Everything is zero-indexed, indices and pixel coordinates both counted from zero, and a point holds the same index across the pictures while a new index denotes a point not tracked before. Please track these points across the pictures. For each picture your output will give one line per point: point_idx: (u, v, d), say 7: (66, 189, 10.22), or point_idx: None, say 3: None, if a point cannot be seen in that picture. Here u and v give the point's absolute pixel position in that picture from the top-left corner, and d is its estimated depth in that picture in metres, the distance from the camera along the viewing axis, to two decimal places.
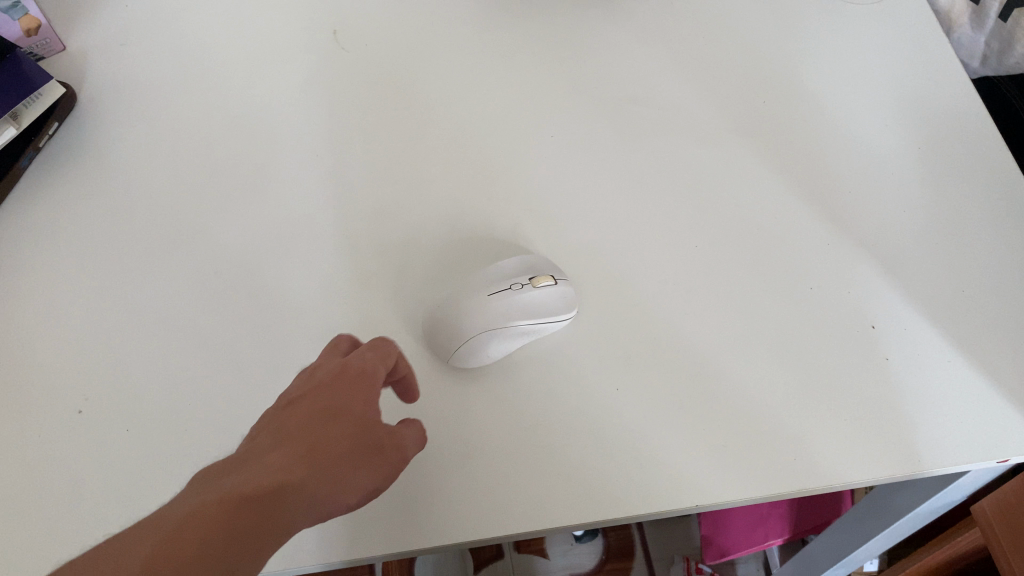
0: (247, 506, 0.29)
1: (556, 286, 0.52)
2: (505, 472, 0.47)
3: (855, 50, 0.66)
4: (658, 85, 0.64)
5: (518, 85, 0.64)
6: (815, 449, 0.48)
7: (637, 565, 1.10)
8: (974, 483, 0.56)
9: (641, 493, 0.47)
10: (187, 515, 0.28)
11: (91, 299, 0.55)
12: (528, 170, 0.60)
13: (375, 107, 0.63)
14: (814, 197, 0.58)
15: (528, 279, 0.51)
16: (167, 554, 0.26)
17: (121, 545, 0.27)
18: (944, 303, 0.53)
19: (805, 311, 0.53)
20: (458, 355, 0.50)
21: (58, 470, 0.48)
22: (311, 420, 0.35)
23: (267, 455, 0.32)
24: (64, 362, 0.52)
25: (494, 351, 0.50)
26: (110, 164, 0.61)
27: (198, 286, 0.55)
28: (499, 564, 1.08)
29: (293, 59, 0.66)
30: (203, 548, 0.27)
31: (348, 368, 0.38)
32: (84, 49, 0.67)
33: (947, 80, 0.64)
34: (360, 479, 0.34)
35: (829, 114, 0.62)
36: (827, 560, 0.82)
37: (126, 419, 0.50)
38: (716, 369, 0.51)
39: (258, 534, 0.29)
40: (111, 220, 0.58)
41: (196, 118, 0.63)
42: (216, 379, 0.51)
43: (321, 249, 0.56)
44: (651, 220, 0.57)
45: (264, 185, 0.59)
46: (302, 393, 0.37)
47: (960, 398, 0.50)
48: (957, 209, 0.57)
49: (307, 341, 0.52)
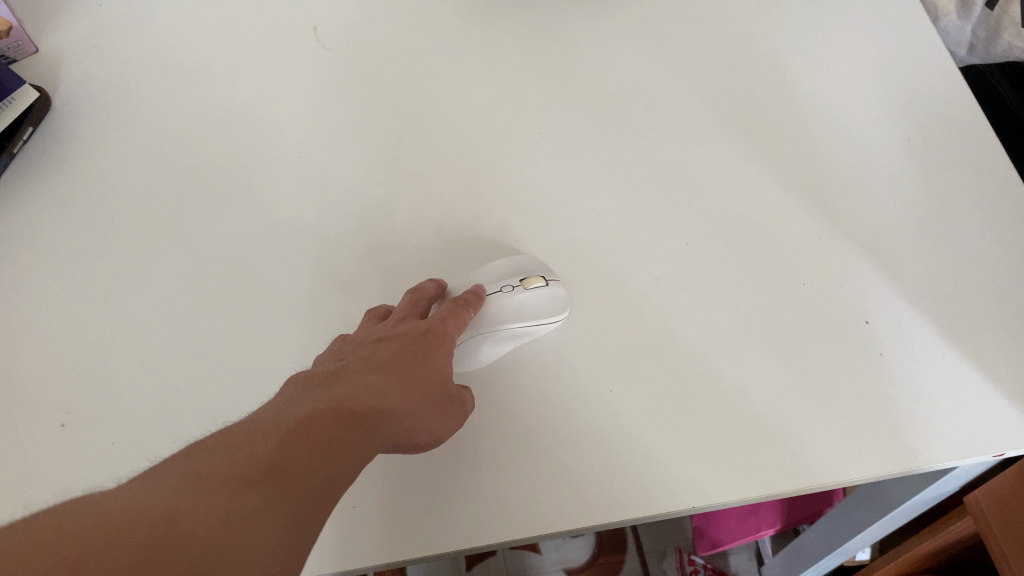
0: (352, 424, 0.35)
1: (548, 287, 0.51)
2: (499, 478, 0.47)
3: (842, 41, 0.66)
4: (645, 79, 0.63)
5: (503, 82, 0.63)
6: (812, 447, 0.48)
7: (631, 559, 1.06)
8: (968, 474, 0.55)
9: (637, 496, 0.46)
10: (312, 412, 0.34)
11: (73, 309, 0.53)
12: (515, 168, 0.59)
13: (358, 106, 0.62)
14: (805, 191, 0.58)
15: (520, 281, 0.51)
16: (300, 436, 0.33)
17: (261, 429, 0.33)
18: (937, 296, 0.53)
19: (798, 307, 0.53)
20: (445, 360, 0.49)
21: (41, 486, 0.47)
22: (402, 362, 0.41)
23: (365, 380, 0.39)
24: (45, 375, 0.51)
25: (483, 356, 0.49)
26: (88, 169, 0.60)
27: (182, 293, 0.54)
28: (491, 560, 1.06)
29: (273, 58, 0.65)
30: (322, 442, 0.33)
31: (433, 327, 0.44)
32: (59, 52, 0.65)
33: (935, 70, 0.63)
34: (431, 422, 0.41)
35: (818, 106, 0.62)
36: (820, 550, 0.81)
37: (110, 432, 0.48)
38: (710, 368, 0.50)
39: (358, 447, 0.35)
40: (91, 227, 0.57)
41: (175, 121, 0.62)
42: (202, 389, 0.50)
43: (307, 254, 0.55)
44: (641, 217, 0.56)
45: (247, 188, 0.58)
46: (391, 335, 0.44)
47: (955, 392, 0.49)
48: (948, 201, 0.57)
49: (294, 348, 0.51)
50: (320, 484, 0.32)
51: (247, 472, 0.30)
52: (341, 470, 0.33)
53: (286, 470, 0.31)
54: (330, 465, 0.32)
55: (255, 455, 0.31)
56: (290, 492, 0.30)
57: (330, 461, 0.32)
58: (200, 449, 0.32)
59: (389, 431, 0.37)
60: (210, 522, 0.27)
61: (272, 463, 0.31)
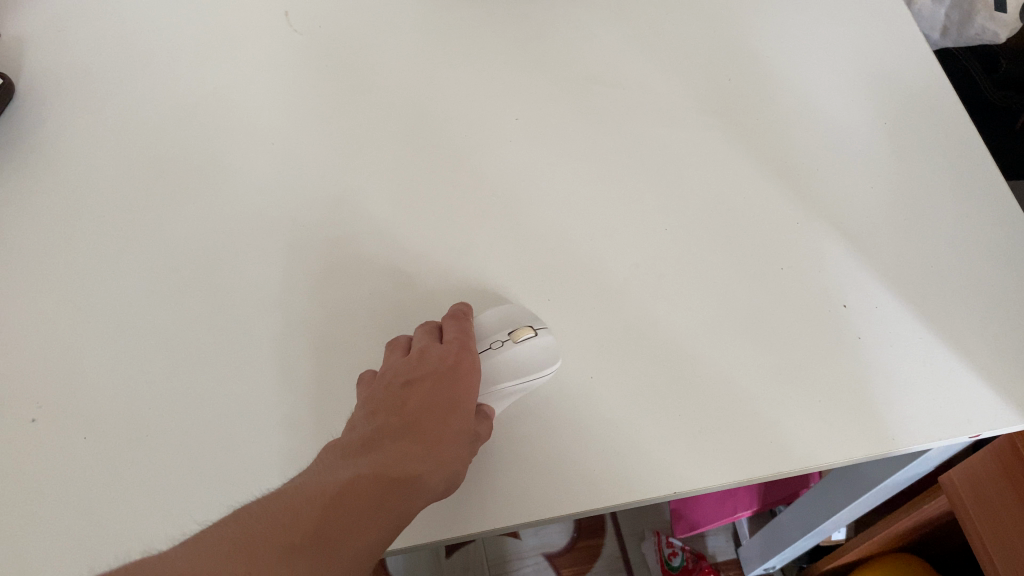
0: (387, 492, 0.37)
1: (538, 337, 0.48)
2: (479, 469, 0.47)
3: (817, 24, 0.66)
4: (621, 63, 0.63)
5: (478, 66, 0.63)
6: (791, 431, 0.48)
7: (609, 541, 1.04)
8: (943, 455, 0.55)
9: (617, 483, 0.46)
10: (349, 484, 0.36)
11: (40, 302, 0.52)
12: (491, 154, 0.58)
13: (331, 92, 0.61)
14: (782, 175, 0.58)
15: (508, 334, 0.48)
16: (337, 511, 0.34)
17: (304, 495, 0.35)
18: (913, 280, 0.53)
19: (776, 292, 0.53)
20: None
21: (11, 482, 0.46)
22: (430, 413, 0.43)
23: (399, 440, 0.41)
24: (13, 369, 0.50)
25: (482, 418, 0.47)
26: (55, 159, 0.58)
27: (153, 284, 0.53)
28: (470, 548, 1.03)
29: (243, 44, 0.64)
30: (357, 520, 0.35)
31: (462, 370, 0.45)
32: (22, 39, 0.64)
33: (910, 54, 0.64)
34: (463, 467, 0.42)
35: (794, 89, 0.62)
36: (797, 530, 0.82)
37: (82, 427, 0.48)
38: (689, 353, 0.50)
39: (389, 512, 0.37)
40: (58, 218, 0.56)
41: (143, 108, 0.61)
42: (175, 382, 0.49)
43: (281, 244, 0.54)
44: (618, 202, 0.56)
45: (218, 177, 0.57)
46: (419, 376, 0.44)
47: (931, 375, 0.50)
48: (923, 183, 0.57)
49: (269, 339, 0.50)
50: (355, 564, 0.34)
51: (294, 544, 0.32)
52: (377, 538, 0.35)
53: (322, 545, 0.33)
54: (364, 538, 0.34)
55: (299, 526, 0.33)
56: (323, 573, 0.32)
57: (361, 534, 0.34)
58: (243, 516, 0.34)
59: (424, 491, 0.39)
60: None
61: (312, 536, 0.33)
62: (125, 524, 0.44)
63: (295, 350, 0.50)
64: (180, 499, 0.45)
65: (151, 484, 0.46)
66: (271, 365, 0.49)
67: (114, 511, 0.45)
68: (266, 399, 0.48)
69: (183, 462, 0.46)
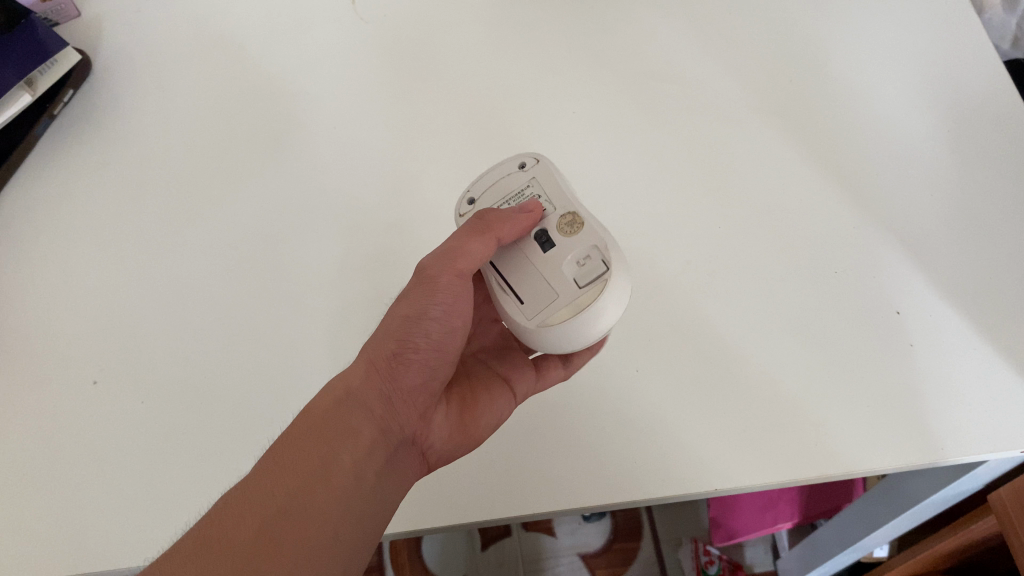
0: (310, 415, 0.40)
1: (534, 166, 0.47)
2: (523, 454, 0.48)
3: (883, 28, 0.65)
4: (681, 61, 0.63)
5: (539, 59, 0.63)
6: (837, 436, 0.47)
7: (646, 546, 1.01)
8: (992, 471, 0.53)
9: (657, 476, 0.46)
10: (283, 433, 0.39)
11: (107, 270, 0.55)
12: (549, 146, 0.59)
13: (394, 79, 0.62)
14: (840, 179, 0.57)
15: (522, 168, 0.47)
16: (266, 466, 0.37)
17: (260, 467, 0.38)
18: (974, 289, 0.52)
19: (828, 293, 0.52)
20: (574, 312, 0.42)
21: (71, 440, 0.48)
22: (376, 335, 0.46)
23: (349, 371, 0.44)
24: (78, 332, 0.52)
25: (532, 315, 0.43)
26: (126, 135, 0.61)
27: (212, 258, 0.55)
28: (507, 542, 1.01)
29: (310, 30, 0.65)
30: (280, 463, 0.37)
31: None
32: (100, 18, 0.67)
33: (980, 61, 0.62)
34: (389, 329, 0.43)
35: (854, 93, 0.61)
36: (837, 545, 0.78)
37: (139, 392, 0.49)
38: (736, 352, 0.50)
39: (325, 438, 0.39)
40: (126, 192, 0.58)
41: (211, 88, 0.63)
42: (229, 352, 0.50)
43: (338, 225, 0.55)
44: (672, 200, 0.56)
45: (281, 157, 0.59)
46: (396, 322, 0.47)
47: (984, 387, 0.48)
48: (986, 192, 0.56)
49: (321, 317, 0.52)
50: (288, 508, 0.36)
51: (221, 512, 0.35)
52: (315, 460, 0.38)
53: (246, 501, 0.36)
54: (298, 477, 0.37)
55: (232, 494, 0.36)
56: (244, 526, 0.35)
57: (287, 477, 0.37)
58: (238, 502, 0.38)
59: (361, 389, 0.41)
60: (227, 553, 0.33)
61: (241, 496, 0.36)
62: (174, 487, 0.46)
63: (346, 328, 0.51)
64: (228, 464, 0.47)
65: (201, 449, 0.47)
66: (323, 342, 0.51)
67: (166, 473, 0.46)
68: (316, 373, 0.49)
69: (233, 429, 0.48)
